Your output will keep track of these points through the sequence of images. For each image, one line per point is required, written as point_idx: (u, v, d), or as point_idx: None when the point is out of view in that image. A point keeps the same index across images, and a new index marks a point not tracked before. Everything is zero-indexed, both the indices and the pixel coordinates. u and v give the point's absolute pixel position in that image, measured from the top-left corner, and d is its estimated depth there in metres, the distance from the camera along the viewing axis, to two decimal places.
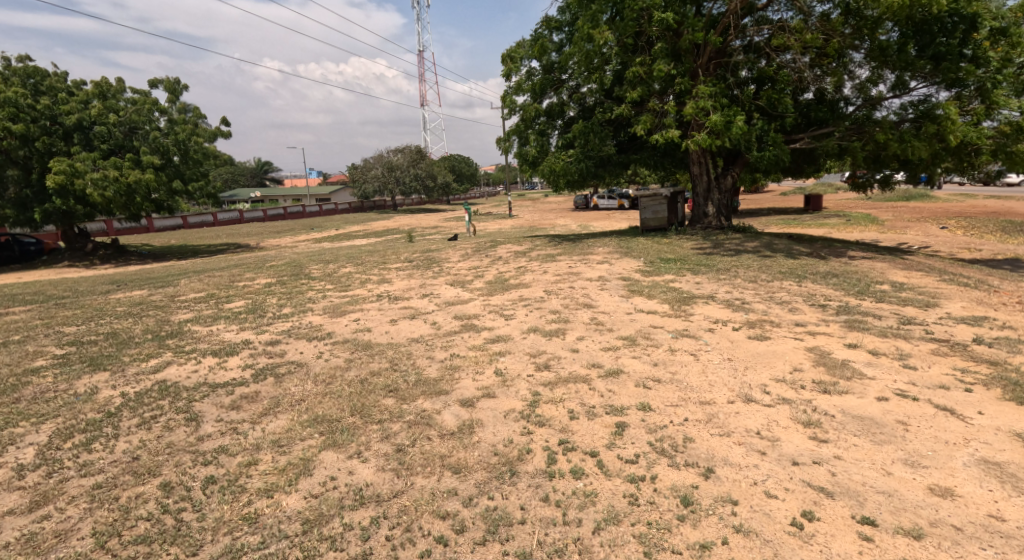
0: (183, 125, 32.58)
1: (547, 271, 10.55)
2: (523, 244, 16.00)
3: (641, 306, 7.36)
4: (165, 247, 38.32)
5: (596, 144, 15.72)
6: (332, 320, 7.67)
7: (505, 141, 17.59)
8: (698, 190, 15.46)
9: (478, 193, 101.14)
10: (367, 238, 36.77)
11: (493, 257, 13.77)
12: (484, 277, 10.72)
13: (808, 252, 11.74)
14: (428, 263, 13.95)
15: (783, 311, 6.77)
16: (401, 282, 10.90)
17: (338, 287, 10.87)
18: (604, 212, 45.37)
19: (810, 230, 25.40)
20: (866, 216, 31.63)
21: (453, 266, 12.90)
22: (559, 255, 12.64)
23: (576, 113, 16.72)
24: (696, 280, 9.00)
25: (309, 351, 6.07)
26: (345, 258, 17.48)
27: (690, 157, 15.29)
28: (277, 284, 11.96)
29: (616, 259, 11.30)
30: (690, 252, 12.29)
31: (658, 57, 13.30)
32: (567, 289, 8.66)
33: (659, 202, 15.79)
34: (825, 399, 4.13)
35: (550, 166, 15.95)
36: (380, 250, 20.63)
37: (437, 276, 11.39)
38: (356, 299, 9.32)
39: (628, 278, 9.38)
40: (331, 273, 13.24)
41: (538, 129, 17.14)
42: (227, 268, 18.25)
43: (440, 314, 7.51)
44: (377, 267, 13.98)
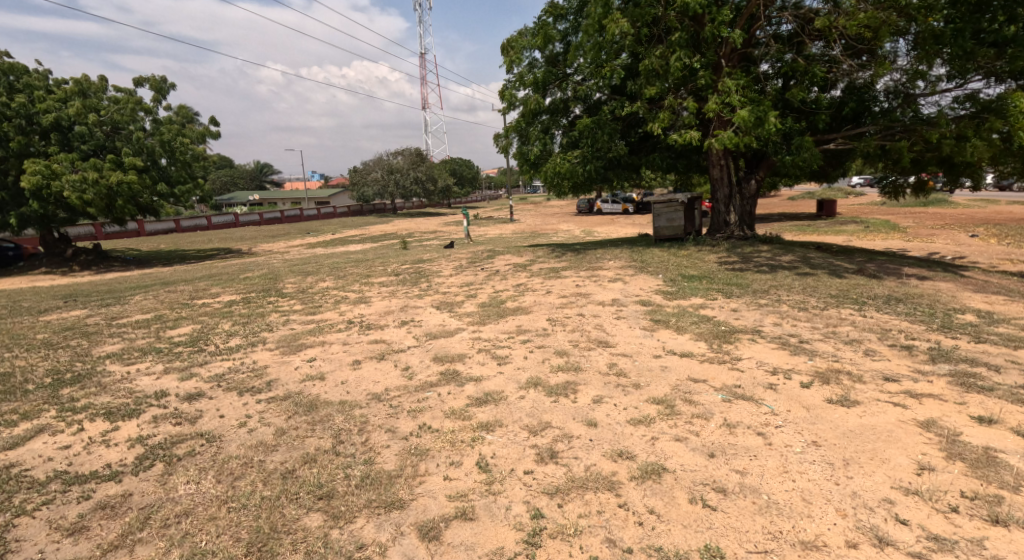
0: (169, 126, 31.16)
1: (549, 291, 9.02)
2: (524, 255, 14.50)
3: (669, 345, 5.83)
4: (154, 252, 37.01)
5: (605, 144, 14.31)
6: (282, 359, 6.16)
7: (504, 139, 16.12)
8: (718, 196, 14.01)
9: (479, 197, 99.67)
10: (363, 244, 35.38)
11: (490, 271, 12.28)
12: (477, 298, 9.19)
13: (851, 268, 10.23)
14: (417, 278, 12.45)
15: (859, 355, 5.22)
16: (380, 304, 9.37)
17: (307, 309, 9.35)
18: (609, 217, 43.79)
19: (830, 238, 23.90)
20: (885, 222, 30.11)
21: (443, 282, 11.38)
22: (563, 270, 11.15)
23: (582, 109, 15.25)
24: (730, 306, 7.46)
25: (233, 413, 4.53)
26: (328, 269, 15.98)
27: (710, 159, 13.83)
28: (241, 302, 10.46)
29: (631, 277, 9.77)
30: (714, 267, 10.78)
31: (676, 48, 11.73)
32: (575, 317, 7.13)
33: (674, 209, 14.30)
34: (1000, 538, 2.62)
35: (554, 167, 14.59)
36: (369, 258, 19.15)
37: (422, 296, 9.88)
38: (321, 327, 7.80)
39: (646, 303, 7.84)
40: (305, 289, 11.72)
41: (540, 128, 15.65)
42: (202, 278, 16.78)
43: (416, 354, 5.98)
44: (360, 281, 12.47)
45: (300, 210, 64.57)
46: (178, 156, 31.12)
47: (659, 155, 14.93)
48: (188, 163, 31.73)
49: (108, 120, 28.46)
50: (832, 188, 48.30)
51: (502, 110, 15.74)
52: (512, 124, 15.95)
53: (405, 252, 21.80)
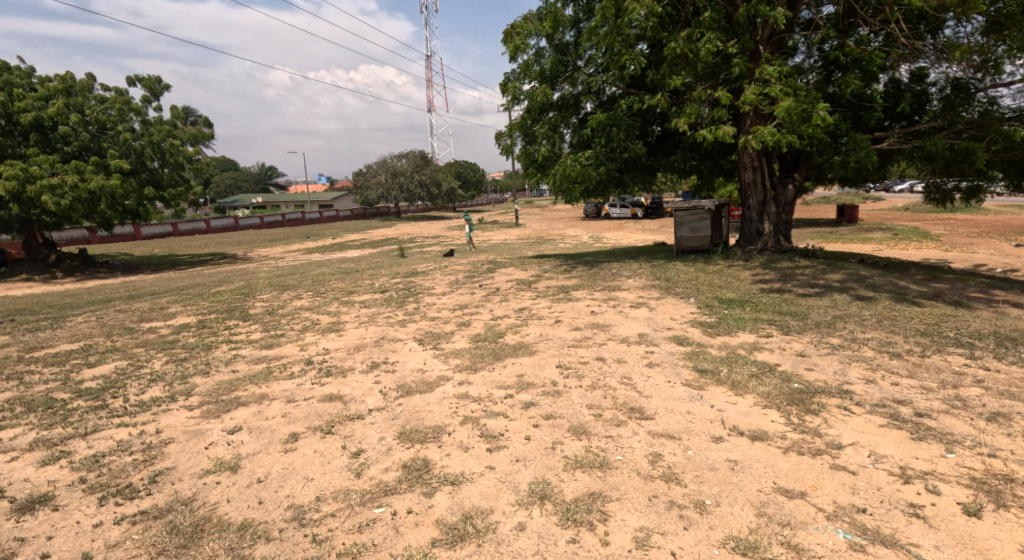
0: (159, 127, 29.79)
1: (559, 321, 7.38)
2: (528, 269, 12.90)
3: (728, 417, 4.17)
4: (145, 257, 35.69)
5: (620, 144, 12.70)
6: (198, 427, 4.52)
7: (506, 138, 14.51)
8: (749, 203, 12.52)
9: (484, 201, 98.34)
10: (362, 251, 33.90)
11: (489, 288, 10.67)
12: (470, 328, 7.55)
13: (919, 290, 8.57)
14: (406, 296, 10.85)
15: (1020, 443, 3.56)
16: (353, 335, 7.74)
17: (265, 340, 7.75)
18: (618, 222, 42.13)
19: (861, 248, 22.17)
20: (914, 230, 28.33)
21: (434, 303, 9.78)
22: (574, 290, 9.52)
23: (594, 104, 13.65)
24: (792, 347, 5.79)
25: (70, 550, 2.92)
26: (312, 282, 14.41)
27: (741, 162, 12.34)
28: (193, 327, 8.87)
29: (656, 303, 8.12)
30: (753, 288, 9.14)
31: (706, 30, 10.08)
32: (593, 365, 5.46)
33: (699, 217, 12.69)
34: None
35: (562, 170, 12.99)
36: (360, 269, 17.57)
37: (406, 323, 8.26)
38: (270, 369, 6.17)
39: (682, 342, 6.17)
40: (275, 310, 10.14)
41: (547, 125, 14.03)
42: (175, 291, 15.25)
43: (377, 426, 4.33)
44: (339, 300, 10.89)
45: (302, 214, 63.37)
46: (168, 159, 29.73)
47: (682, 156, 13.28)
48: (179, 165, 30.37)
49: (93, 120, 27.10)
50: (851, 193, 46.44)
51: (505, 105, 14.15)
52: (516, 121, 14.35)
53: (400, 262, 20.23)
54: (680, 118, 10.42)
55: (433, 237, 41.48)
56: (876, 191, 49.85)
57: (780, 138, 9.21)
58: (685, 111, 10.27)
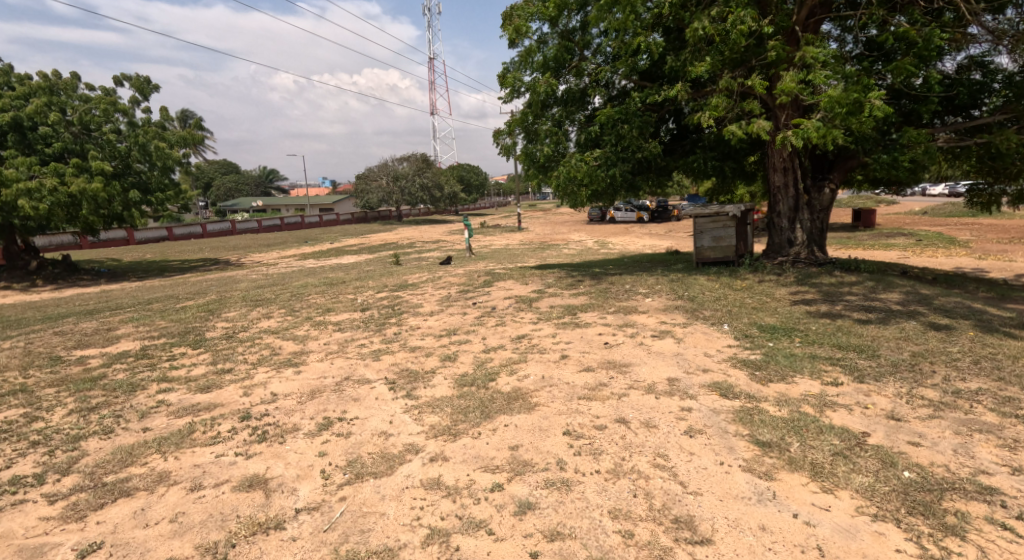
0: (147, 128, 28.47)
1: (566, 358, 5.96)
2: (530, 283, 11.51)
3: (825, 544, 2.78)
4: (133, 264, 34.45)
5: (633, 142, 11.35)
6: (42, 541, 3.12)
7: (506, 136, 13.15)
8: (778, 208, 11.15)
9: (486, 204, 97.13)
10: (359, 256, 32.60)
11: (483, 308, 9.28)
12: (457, 366, 6.14)
13: (997, 316, 7.16)
14: (388, 317, 9.45)
15: None
16: (313, 372, 6.32)
17: (206, 377, 6.33)
18: (624, 227, 40.80)
19: (886, 256, 20.75)
20: (938, 236, 26.87)
21: (418, 327, 8.37)
22: (583, 314, 8.11)
23: (603, 98, 12.43)
24: (878, 405, 4.36)
25: None
26: (290, 295, 13.03)
27: (770, 161, 10.99)
28: (131, 358, 7.46)
29: (683, 334, 6.68)
30: (795, 311, 7.73)
31: (737, 6, 8.69)
32: (612, 434, 4.05)
33: (721, 225, 11.32)
34: None
35: (568, 172, 11.63)
36: (347, 280, 16.19)
37: (382, 356, 6.86)
38: (191, 427, 4.74)
39: (728, 395, 4.74)
40: (235, 334, 8.75)
41: (552, 121, 12.71)
42: (141, 305, 13.88)
43: (299, 548, 2.93)
44: (312, 322, 9.49)
45: (301, 218, 62.23)
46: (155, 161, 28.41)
47: (701, 155, 11.92)
48: (168, 168, 29.09)
49: (76, 120, 25.77)
50: (865, 196, 44.93)
51: (504, 97, 12.94)
52: (516, 117, 13.01)
53: (392, 271, 18.87)
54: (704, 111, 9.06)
55: (432, 242, 40.16)
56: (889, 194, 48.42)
57: (827, 133, 7.81)
58: (710, 103, 8.92)
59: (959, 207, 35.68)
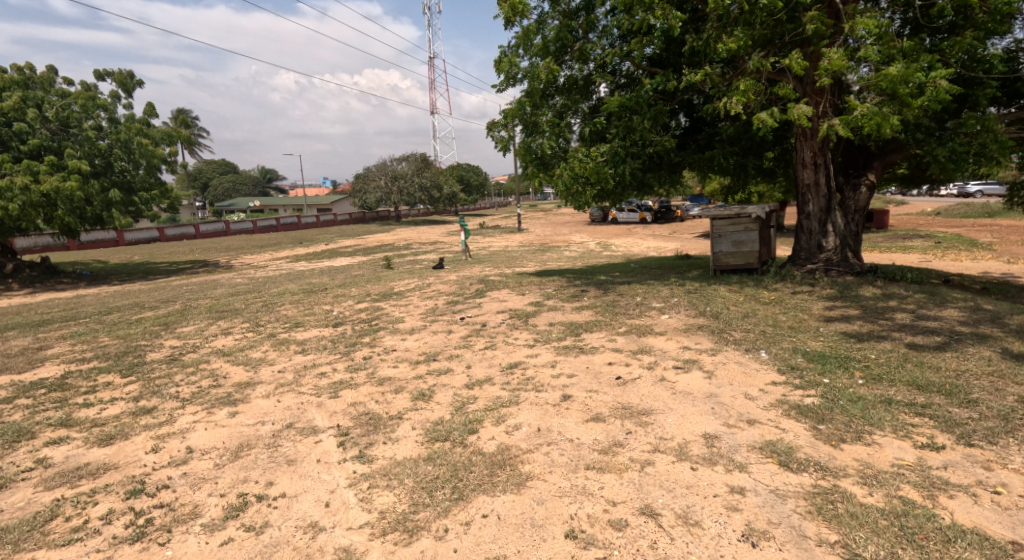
0: (130, 125, 27.12)
1: (569, 401, 4.70)
2: (527, 293, 10.27)
3: None
4: (118, 267, 33.24)
5: (644, 134, 10.24)
6: None
7: (501, 129, 11.87)
8: (808, 209, 9.88)
9: (486, 204, 95.93)
10: (352, 259, 31.42)
11: (471, 326, 8.02)
12: (431, 409, 4.87)
13: None
14: (361, 335, 8.17)
15: None
16: (252, 415, 5.05)
17: (118, 420, 5.04)
18: (626, 228, 39.60)
19: (909, 261, 19.52)
20: (958, 238, 25.63)
21: (394, 349, 7.12)
22: (588, 336, 6.82)
23: (610, 86, 11.33)
24: (1010, 487, 3.09)
25: None
26: (262, 305, 11.77)
27: (798, 155, 9.72)
28: (43, 389, 6.15)
29: (712, 365, 5.41)
30: (842, 332, 6.46)
31: None
32: (638, 542, 2.85)
33: (743, 228, 10.11)
34: None
35: (573, 168, 10.44)
36: (330, 286, 14.91)
37: (342, 391, 5.59)
38: (56, 509, 3.47)
39: (791, 465, 3.46)
40: (180, 356, 7.46)
41: (553, 112, 11.51)
42: (100, 314, 12.62)
43: None
44: (274, 340, 8.22)
45: (296, 219, 61.02)
46: (138, 159, 27.10)
47: (720, 150, 10.71)
48: (152, 167, 27.79)
49: (54, 116, 24.39)
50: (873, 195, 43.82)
51: (500, 86, 11.71)
52: (511, 108, 11.71)
53: (381, 276, 17.61)
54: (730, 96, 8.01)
55: (429, 243, 39.01)
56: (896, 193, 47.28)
57: (885, 119, 6.37)
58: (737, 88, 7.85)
59: (973, 207, 34.51)
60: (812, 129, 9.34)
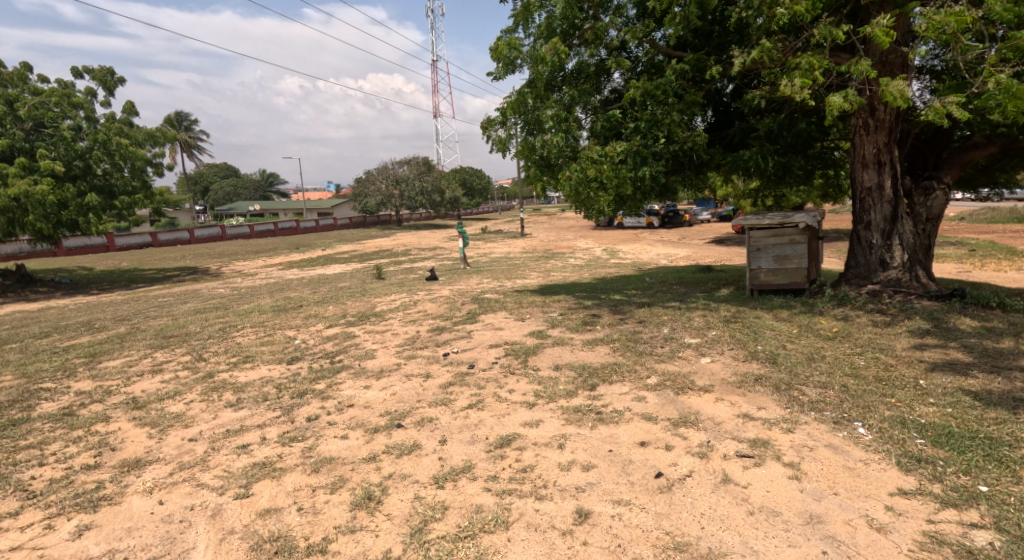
0: (110, 125, 25.53)
1: (590, 529, 3.02)
2: (528, 318, 8.61)
3: None
4: (102, 276, 31.63)
5: (673, 128, 8.74)
6: None
7: (499, 127, 10.19)
8: (868, 218, 8.17)
9: (489, 208, 94.44)
10: (345, 266, 29.83)
11: (455, 368, 6.35)
12: (377, 534, 3.18)
13: None
14: (317, 377, 6.50)
15: None
16: (109, 535, 3.34)
17: None
18: (633, 233, 37.97)
19: (947, 272, 17.81)
20: (990, 244, 23.96)
21: (351, 403, 5.45)
22: (606, 391, 5.12)
23: (625, 74, 9.82)
24: None
25: None
26: (218, 330, 10.07)
27: (855, 153, 8.05)
28: None
29: (796, 452, 3.69)
30: (953, 384, 4.77)
31: None
32: None
33: (789, 242, 8.49)
34: None
35: (586, 170, 8.86)
36: (308, 304, 13.24)
37: (256, 485, 3.90)
38: None
39: None
40: (76, 411, 5.74)
41: (560, 103, 9.87)
42: (37, 338, 10.94)
43: None
44: (209, 384, 6.53)
45: (294, 224, 59.56)
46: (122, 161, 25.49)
47: (760, 147, 9.11)
48: (137, 169, 26.19)
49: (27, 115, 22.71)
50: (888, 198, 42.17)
51: (496, 73, 10.03)
52: (510, 102, 10.03)
53: (368, 290, 15.93)
54: (790, 77, 6.96)
55: (427, 249, 37.42)
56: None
57: None
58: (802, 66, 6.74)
59: (999, 212, 32.83)
60: (876, 122, 7.68)
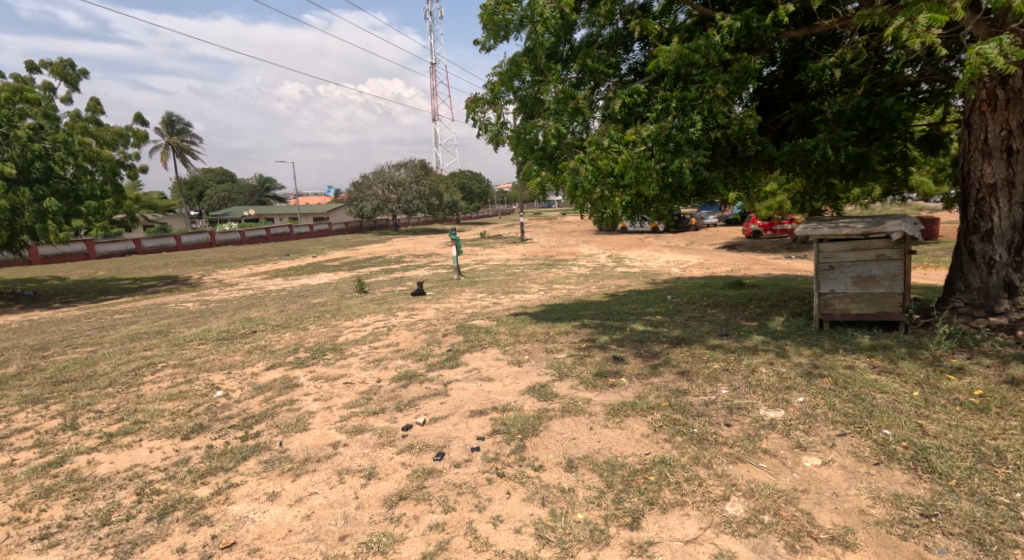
0: (73, 123, 22.29)
1: None
2: (527, 364, 6.44)
3: None
4: (73, 288, 29.32)
5: (714, 106, 6.58)
6: None
7: (488, 107, 8.04)
8: (989, 226, 6.02)
9: (488, 212, 92.37)
10: (332, 276, 27.65)
11: (415, 461, 4.20)
12: None
13: None
14: (207, 471, 4.33)
15: None
16: None
17: None
18: (639, 239, 35.81)
19: None
20: None
21: (230, 541, 3.31)
22: (658, 535, 3.00)
23: (645, 47, 7.81)
24: None
25: None
26: (130, 370, 7.82)
27: (973, 137, 5.95)
28: None
29: None
30: None
31: None
32: None
33: (874, 258, 6.37)
34: None
35: (599, 160, 6.67)
36: (265, 329, 11.02)
37: None
38: None
39: None
40: None
41: (564, 80, 7.75)
42: None
43: None
44: (43, 480, 4.33)
45: (287, 228, 57.58)
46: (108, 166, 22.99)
47: (829, 132, 6.91)
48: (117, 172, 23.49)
49: None
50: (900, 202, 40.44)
51: (483, 40, 7.89)
52: (500, 75, 7.85)
53: (343, 308, 13.73)
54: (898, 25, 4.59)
55: (421, 256, 35.25)
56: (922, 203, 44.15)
57: None
58: None
59: None
60: (1009, 94, 5.59)
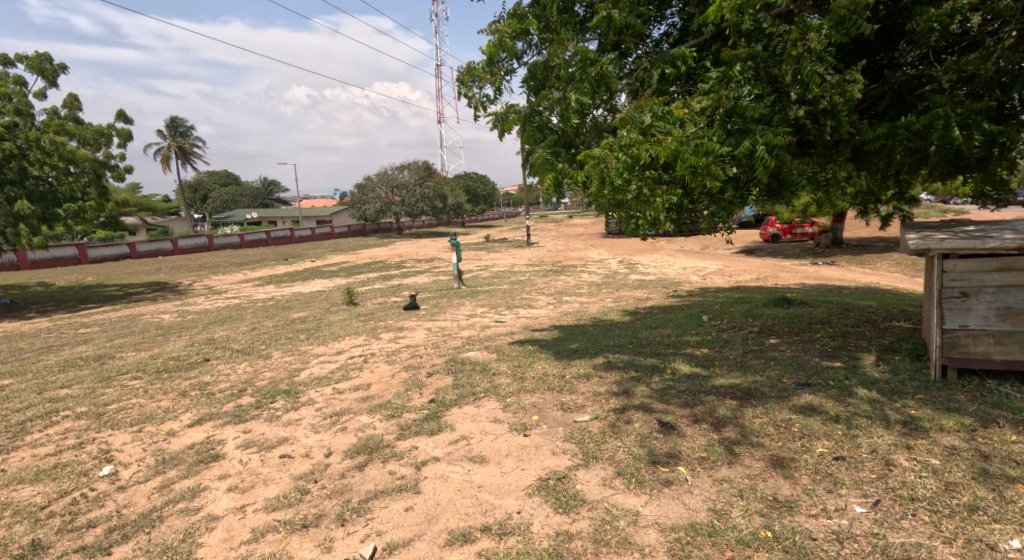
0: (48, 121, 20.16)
1: None
2: (533, 433, 4.56)
3: None
4: (56, 297, 27.69)
5: (806, 67, 4.76)
6: None
7: (485, 82, 6.19)
8: None
9: (495, 214, 90.37)
10: (325, 283, 25.83)
11: None
12: None
13: None
14: None
15: None
16: None
17: None
18: (653, 242, 33.83)
19: None
20: None
21: None
22: None
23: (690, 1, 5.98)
24: None
25: None
26: (16, 425, 5.96)
27: None
28: None
29: None
30: None
31: None
32: None
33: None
34: None
35: (638, 146, 4.78)
36: (222, 357, 9.15)
37: None
38: None
39: None
40: None
41: (585, 43, 5.86)
42: None
43: None
44: None
45: (287, 231, 56.00)
46: None
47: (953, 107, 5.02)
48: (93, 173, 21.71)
49: None
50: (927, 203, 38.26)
51: None
52: (498, 36, 5.99)
53: (322, 326, 11.88)
54: None
55: (424, 260, 33.34)
56: (942, 202, 42.31)
57: None
58: None
59: None
60: None
